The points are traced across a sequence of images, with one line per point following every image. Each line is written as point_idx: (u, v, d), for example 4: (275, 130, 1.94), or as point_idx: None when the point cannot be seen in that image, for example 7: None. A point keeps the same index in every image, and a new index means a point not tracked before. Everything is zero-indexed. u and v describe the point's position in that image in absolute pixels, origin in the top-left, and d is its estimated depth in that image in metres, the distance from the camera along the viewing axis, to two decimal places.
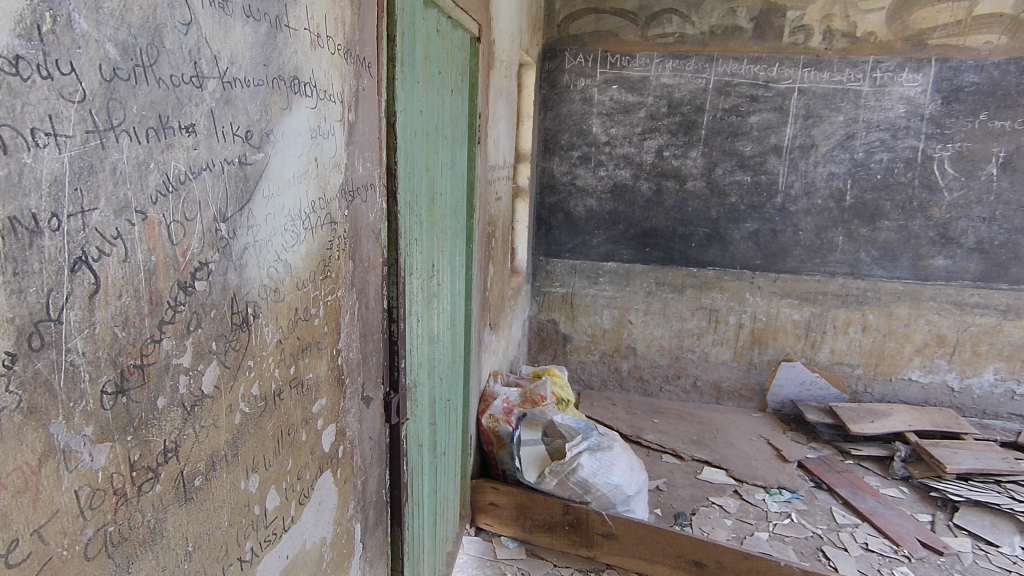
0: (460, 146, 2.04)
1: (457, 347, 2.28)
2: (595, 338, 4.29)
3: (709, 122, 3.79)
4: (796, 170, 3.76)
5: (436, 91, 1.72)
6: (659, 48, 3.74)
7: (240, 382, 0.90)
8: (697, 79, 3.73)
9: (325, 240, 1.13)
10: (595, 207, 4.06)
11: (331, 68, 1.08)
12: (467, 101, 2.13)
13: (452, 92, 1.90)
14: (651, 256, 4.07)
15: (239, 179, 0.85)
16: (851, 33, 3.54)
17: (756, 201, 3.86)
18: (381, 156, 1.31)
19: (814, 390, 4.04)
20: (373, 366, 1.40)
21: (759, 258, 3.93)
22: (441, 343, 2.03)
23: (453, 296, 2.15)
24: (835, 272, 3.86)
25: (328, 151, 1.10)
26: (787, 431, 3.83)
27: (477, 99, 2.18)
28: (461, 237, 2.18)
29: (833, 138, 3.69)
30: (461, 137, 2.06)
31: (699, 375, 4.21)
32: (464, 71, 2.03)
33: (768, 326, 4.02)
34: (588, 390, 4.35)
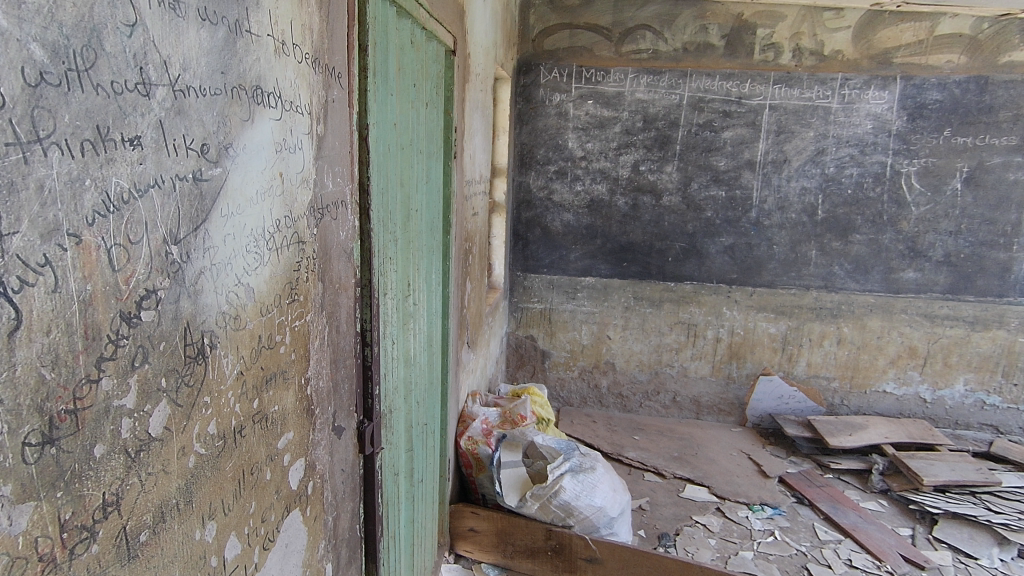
0: (434, 161, 1.98)
1: (434, 368, 2.20)
2: (574, 354, 4.25)
3: (684, 137, 3.82)
4: (769, 185, 3.80)
5: (410, 104, 1.66)
6: (632, 64, 3.76)
7: (194, 422, 0.81)
8: (671, 95, 3.76)
9: (291, 261, 1.05)
10: (572, 222, 4.04)
11: (298, 78, 1.01)
12: (442, 115, 2.07)
13: (427, 105, 1.85)
14: (629, 271, 4.05)
15: (194, 197, 0.77)
16: (819, 51, 3.62)
17: (731, 215, 3.89)
18: (353, 171, 1.24)
19: (792, 403, 4.06)
20: (345, 395, 1.31)
21: (736, 272, 3.95)
22: (418, 365, 1.95)
23: (429, 315, 2.08)
24: (809, 286, 3.90)
25: (294, 165, 1.02)
26: (767, 445, 3.83)
27: (453, 113, 2.13)
28: (438, 254, 2.12)
29: (804, 153, 3.74)
30: (436, 151, 2.00)
31: (678, 391, 4.19)
32: (439, 84, 1.98)
33: (746, 340, 4.03)
34: (567, 408, 4.29)
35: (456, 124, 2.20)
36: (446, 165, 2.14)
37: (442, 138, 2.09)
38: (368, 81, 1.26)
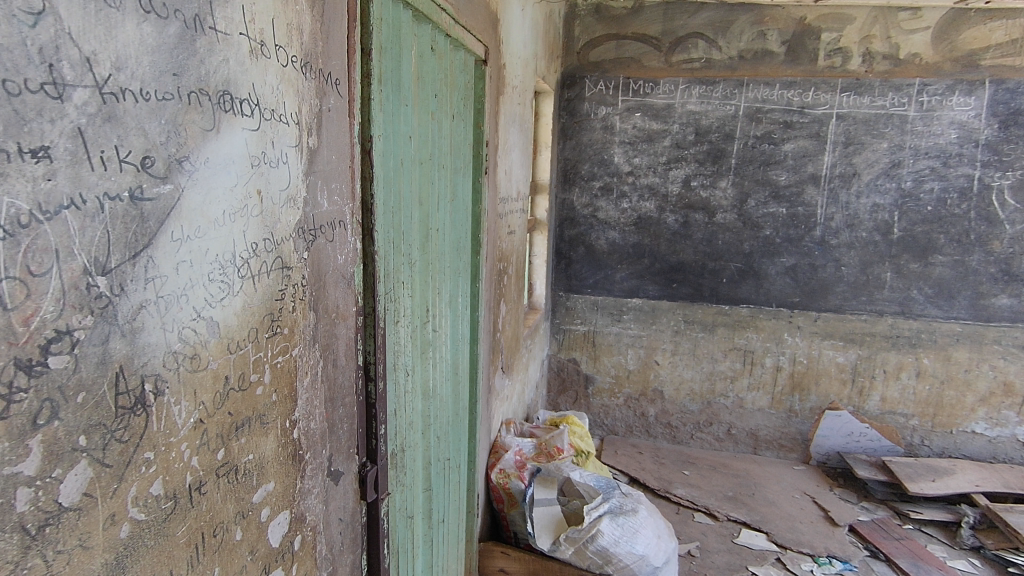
0: (462, 176, 1.86)
1: (460, 398, 2.05)
2: (619, 380, 4.00)
3: (740, 150, 3.55)
4: (836, 201, 3.48)
5: (432, 116, 1.54)
6: (684, 73, 3.55)
7: (130, 483, 0.68)
8: (726, 106, 3.52)
9: (272, 290, 0.92)
10: (618, 240, 3.83)
11: (283, 82, 0.89)
12: (471, 129, 1.95)
13: (453, 117, 1.73)
14: (679, 293, 3.80)
15: (131, 220, 0.65)
16: (894, 55, 3.29)
17: (793, 233, 3.57)
18: (354, 188, 1.12)
19: (864, 441, 3.67)
20: (344, 436, 1.18)
21: (798, 296, 3.63)
22: (440, 395, 1.81)
23: (455, 341, 1.94)
24: (883, 312, 3.53)
25: (276, 182, 0.90)
26: (834, 488, 3.47)
27: (484, 126, 2.00)
28: (465, 275, 1.98)
29: (877, 166, 3.40)
30: (463, 165, 1.88)
31: (734, 423, 3.87)
32: (467, 96, 1.86)
33: (810, 371, 3.69)
34: (612, 436, 4.05)
35: (488, 138, 2.07)
36: (476, 181, 2.01)
37: (471, 153, 1.96)
38: (375, 89, 1.14)
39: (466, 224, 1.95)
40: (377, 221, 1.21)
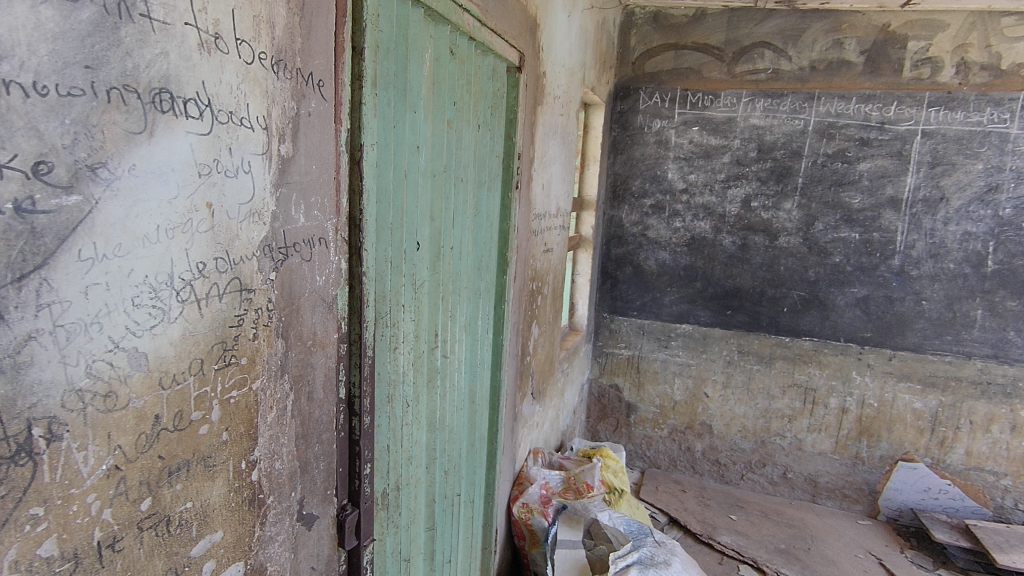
0: (486, 190, 1.73)
1: (478, 428, 1.91)
2: (664, 410, 3.74)
3: (808, 169, 3.25)
4: (919, 227, 3.12)
5: (450, 125, 1.42)
6: (747, 85, 3.29)
7: (8, 546, 0.58)
8: (794, 120, 3.23)
9: (226, 316, 0.81)
10: (668, 261, 3.59)
11: (246, 81, 0.79)
12: (501, 140, 1.82)
13: (477, 127, 1.60)
14: (733, 321, 3.51)
15: (17, 237, 0.55)
16: (994, 66, 2.91)
17: (866, 262, 3.23)
18: (340, 202, 1.00)
19: (943, 500, 3.25)
20: (319, 476, 1.06)
21: (870, 331, 3.26)
22: (451, 425, 1.68)
23: (473, 366, 1.80)
24: (972, 354, 3.11)
25: (234, 194, 0.80)
26: (906, 550, 3.07)
27: (516, 137, 1.87)
28: (487, 297, 1.84)
29: (969, 190, 3.02)
30: (489, 178, 1.75)
31: (791, 466, 3.52)
32: (496, 106, 1.73)
33: (881, 415, 3.31)
34: (654, 470, 3.78)
35: (521, 150, 1.94)
36: (503, 194, 1.88)
37: (500, 165, 1.83)
38: (369, 91, 1.03)
39: (490, 241, 1.81)
40: (369, 238, 1.10)
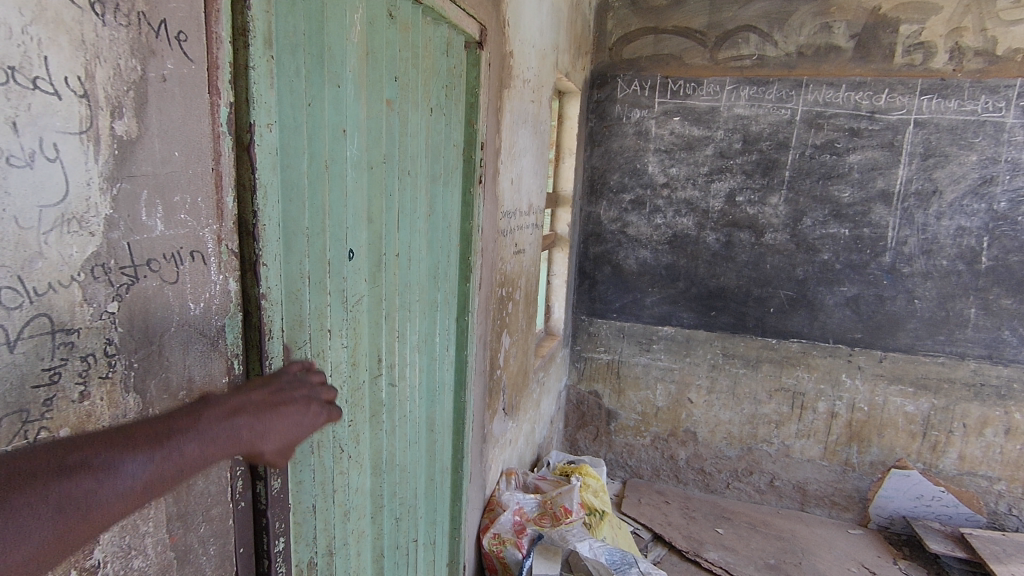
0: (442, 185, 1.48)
1: (439, 458, 1.67)
2: (646, 418, 3.54)
3: (795, 161, 3.07)
4: (910, 222, 2.96)
5: (391, 106, 1.16)
6: (732, 72, 3.09)
7: None
8: (780, 109, 3.04)
9: (25, 374, 0.54)
10: (649, 260, 3.38)
11: (41, 22, 0.52)
12: (460, 127, 1.57)
13: (428, 110, 1.35)
14: (718, 322, 3.32)
15: None
16: (989, 51, 2.75)
17: (856, 259, 3.06)
18: (223, 202, 0.75)
19: (936, 507, 3.11)
20: (209, 565, 0.80)
21: (860, 332, 3.10)
22: (404, 463, 1.43)
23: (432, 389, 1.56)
24: (966, 355, 2.97)
25: (29, 193, 0.53)
26: (899, 561, 2.92)
27: (478, 123, 1.62)
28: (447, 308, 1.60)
29: (962, 183, 2.87)
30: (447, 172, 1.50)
31: (778, 473, 3.36)
32: (454, 86, 1.48)
33: (872, 419, 3.15)
34: (636, 480, 3.59)
35: (485, 139, 1.69)
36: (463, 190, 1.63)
37: (458, 156, 1.58)
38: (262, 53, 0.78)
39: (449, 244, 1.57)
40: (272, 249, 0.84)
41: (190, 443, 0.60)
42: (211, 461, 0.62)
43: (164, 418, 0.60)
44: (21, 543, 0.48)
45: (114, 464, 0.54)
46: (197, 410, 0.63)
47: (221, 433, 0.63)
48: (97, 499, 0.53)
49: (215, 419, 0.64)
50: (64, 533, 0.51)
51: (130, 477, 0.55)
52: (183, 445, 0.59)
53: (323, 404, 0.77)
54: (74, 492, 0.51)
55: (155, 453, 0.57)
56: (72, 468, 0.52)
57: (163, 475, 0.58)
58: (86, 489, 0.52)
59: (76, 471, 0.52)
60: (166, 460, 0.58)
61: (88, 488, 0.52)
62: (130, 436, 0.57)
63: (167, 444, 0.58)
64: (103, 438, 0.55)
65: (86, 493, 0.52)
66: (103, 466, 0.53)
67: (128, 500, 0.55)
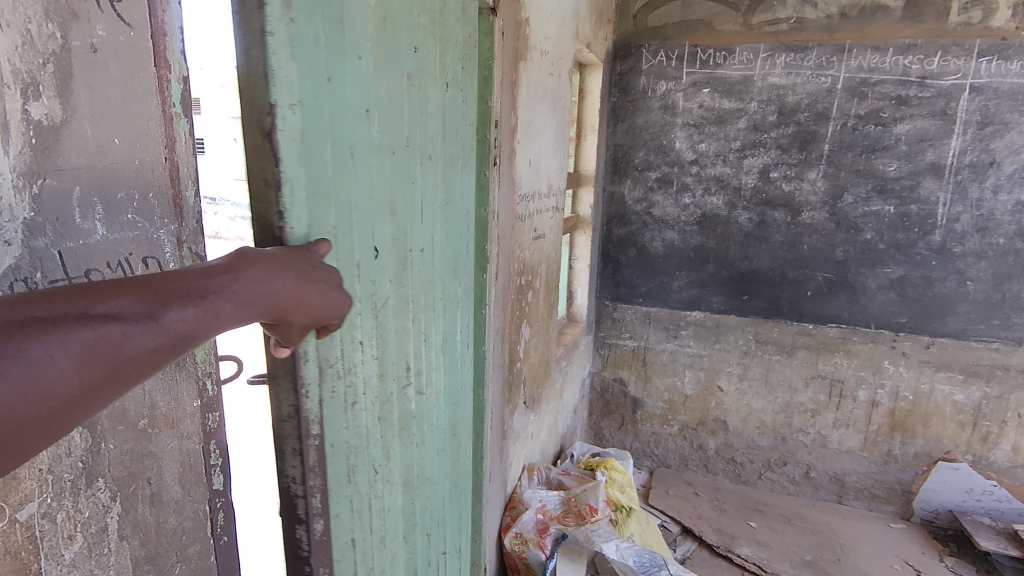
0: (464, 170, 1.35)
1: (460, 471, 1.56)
2: (673, 406, 3.41)
3: (835, 134, 2.85)
4: (963, 197, 2.73)
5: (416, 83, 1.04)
6: (766, 38, 2.86)
7: None
8: (819, 78, 2.81)
9: None
10: (676, 242, 3.21)
11: None
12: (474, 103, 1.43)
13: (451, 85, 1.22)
14: (750, 307, 3.15)
15: None
16: None
17: (902, 238, 2.84)
18: (182, 198, 0.64)
19: (986, 501, 2.93)
20: None
21: (906, 316, 2.90)
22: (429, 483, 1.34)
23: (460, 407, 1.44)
24: (1022, 340, 2.76)
25: None
26: (944, 558, 2.76)
27: (493, 101, 1.48)
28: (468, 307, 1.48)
29: (1023, 154, 2.62)
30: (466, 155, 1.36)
31: (814, 464, 3.20)
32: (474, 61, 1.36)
33: (916, 409, 2.97)
34: (663, 470, 3.47)
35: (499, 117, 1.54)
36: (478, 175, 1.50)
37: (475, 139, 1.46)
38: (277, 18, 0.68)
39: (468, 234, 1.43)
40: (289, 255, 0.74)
41: (226, 303, 0.54)
42: (242, 323, 0.56)
43: (197, 272, 0.53)
44: (53, 391, 0.42)
45: (144, 314, 0.47)
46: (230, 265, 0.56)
47: (255, 295, 0.57)
48: (131, 352, 0.46)
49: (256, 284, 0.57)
50: (94, 388, 0.45)
51: (164, 330, 0.49)
52: (219, 302, 0.53)
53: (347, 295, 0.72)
54: (108, 341, 0.45)
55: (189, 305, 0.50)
56: (102, 317, 0.45)
57: (198, 329, 0.51)
58: (119, 340, 0.46)
59: (106, 319, 0.45)
60: (202, 313, 0.51)
61: (121, 338, 0.46)
62: (165, 285, 0.49)
63: (204, 301, 0.51)
64: (127, 288, 0.47)
65: (119, 345, 0.46)
66: (134, 316, 0.47)
67: (163, 354, 0.49)
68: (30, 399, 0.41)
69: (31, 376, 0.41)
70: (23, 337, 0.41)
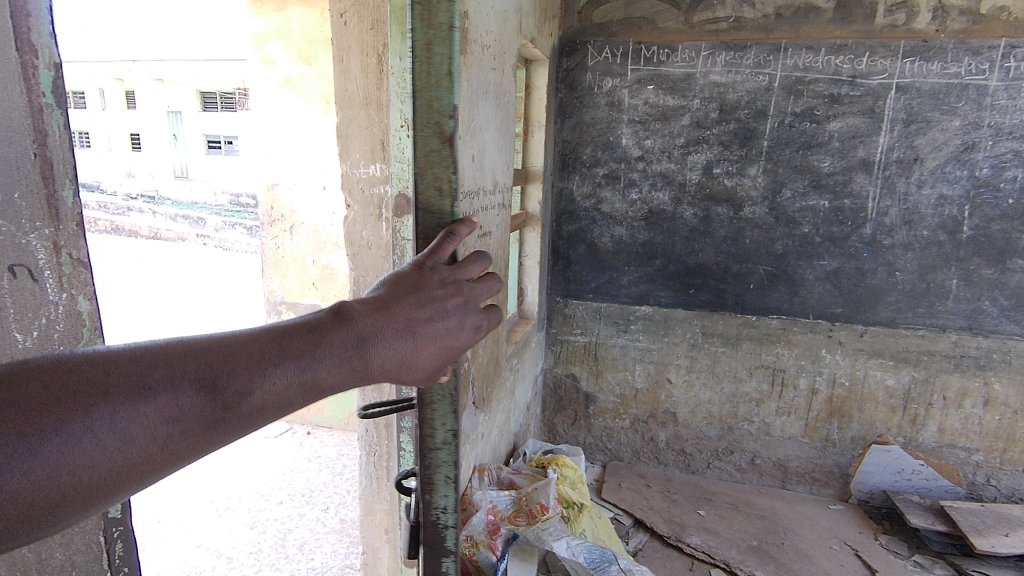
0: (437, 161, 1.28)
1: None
2: (625, 400, 3.45)
3: (774, 131, 2.93)
4: (892, 192, 2.86)
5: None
6: (707, 36, 2.91)
7: None
8: (758, 76, 2.89)
9: None
10: (625, 238, 3.24)
11: None
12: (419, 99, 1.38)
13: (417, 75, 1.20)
14: (696, 300, 3.21)
15: None
16: (973, 10, 2.62)
17: (837, 231, 2.96)
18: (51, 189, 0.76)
19: (916, 480, 3.10)
20: None
21: (841, 306, 3.02)
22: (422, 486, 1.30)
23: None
24: (946, 327, 2.92)
25: None
26: (879, 536, 2.90)
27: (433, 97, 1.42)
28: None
29: (944, 150, 2.77)
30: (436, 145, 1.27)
31: (759, 452, 3.31)
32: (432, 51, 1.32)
33: (852, 395, 3.10)
34: (615, 463, 3.51)
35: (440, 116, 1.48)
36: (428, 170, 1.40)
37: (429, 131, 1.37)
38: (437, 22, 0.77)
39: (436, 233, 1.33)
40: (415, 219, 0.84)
41: (296, 372, 0.60)
42: (315, 390, 0.62)
43: (280, 340, 0.61)
44: (124, 449, 0.51)
45: (211, 382, 0.56)
46: (313, 337, 0.63)
47: (332, 362, 0.63)
48: (190, 420, 0.54)
49: (320, 348, 0.63)
50: (163, 449, 0.54)
51: (232, 396, 0.56)
52: (286, 371, 0.60)
53: (456, 328, 0.75)
54: (171, 408, 0.53)
55: (260, 373, 0.58)
56: (166, 387, 0.53)
57: (267, 395, 0.59)
58: (178, 408, 0.53)
59: (171, 389, 0.53)
60: (269, 381, 0.59)
61: (175, 409, 0.54)
62: (240, 358, 0.58)
63: (272, 369, 0.59)
64: (204, 358, 0.56)
65: (179, 412, 0.54)
66: (198, 385, 0.55)
67: (225, 422, 0.56)
68: (102, 455, 0.50)
69: (93, 435, 0.49)
70: (100, 402, 0.50)
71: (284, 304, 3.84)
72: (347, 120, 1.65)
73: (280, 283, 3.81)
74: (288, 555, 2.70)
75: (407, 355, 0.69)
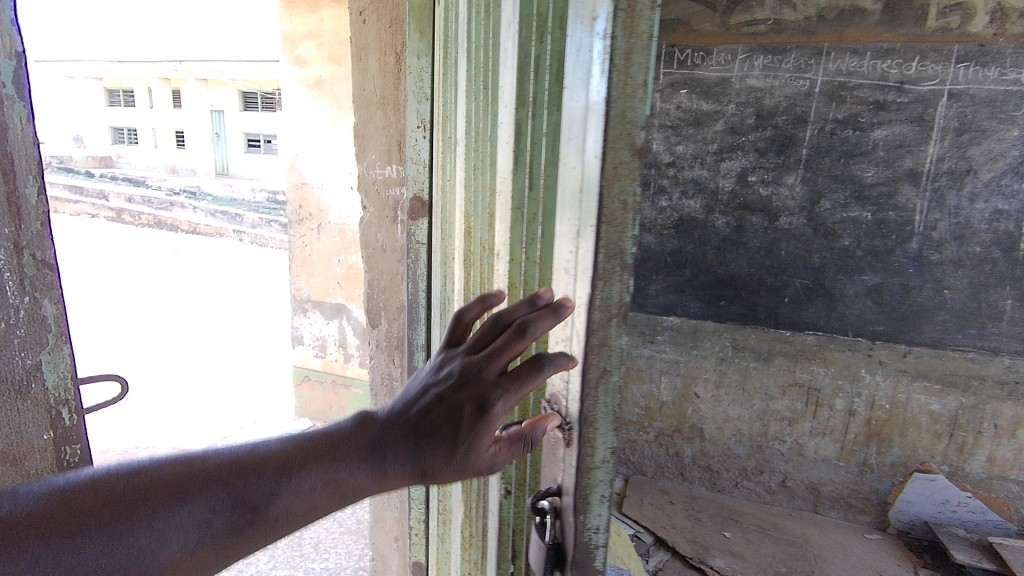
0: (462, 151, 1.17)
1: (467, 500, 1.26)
2: (650, 412, 3.35)
3: (814, 138, 2.79)
4: (941, 205, 2.68)
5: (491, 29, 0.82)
6: (743, 40, 2.80)
7: None
8: (798, 80, 2.76)
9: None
10: (654, 245, 3.15)
11: None
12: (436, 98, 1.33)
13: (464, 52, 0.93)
14: (726, 313, 3.10)
15: None
16: None
17: (879, 245, 2.80)
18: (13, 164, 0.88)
19: (962, 513, 2.90)
20: None
21: (883, 324, 2.85)
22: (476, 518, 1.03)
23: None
24: (998, 350, 2.72)
25: None
26: (919, 571, 2.72)
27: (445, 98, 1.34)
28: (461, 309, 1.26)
29: (1000, 162, 2.59)
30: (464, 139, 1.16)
31: (790, 473, 3.15)
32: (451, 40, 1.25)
33: (893, 419, 2.92)
34: (638, 478, 3.41)
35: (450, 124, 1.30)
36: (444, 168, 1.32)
37: (445, 125, 1.29)
38: (641, 32, 0.53)
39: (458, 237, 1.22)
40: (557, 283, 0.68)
41: (316, 477, 0.55)
42: (339, 495, 0.56)
43: (307, 445, 0.57)
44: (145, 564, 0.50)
45: (231, 491, 0.53)
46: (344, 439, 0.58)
47: (361, 467, 0.57)
48: (204, 532, 0.52)
49: (341, 449, 0.57)
50: (181, 562, 0.51)
51: (252, 504, 0.53)
52: (306, 476, 0.55)
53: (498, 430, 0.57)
54: (190, 519, 0.52)
55: (283, 480, 0.55)
56: (185, 496, 0.52)
57: (291, 504, 0.54)
58: (193, 520, 0.52)
59: (187, 498, 0.52)
60: (294, 490, 0.55)
61: (199, 519, 0.52)
62: (262, 461, 0.55)
63: (291, 475, 0.55)
64: (229, 466, 0.54)
65: (193, 523, 0.52)
66: (218, 490, 0.53)
67: (240, 532, 0.53)
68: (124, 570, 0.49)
69: (109, 552, 0.49)
70: (120, 517, 0.50)
71: (309, 302, 3.87)
72: (365, 120, 1.64)
73: (307, 281, 3.84)
74: (304, 553, 2.68)
75: (428, 458, 0.56)
